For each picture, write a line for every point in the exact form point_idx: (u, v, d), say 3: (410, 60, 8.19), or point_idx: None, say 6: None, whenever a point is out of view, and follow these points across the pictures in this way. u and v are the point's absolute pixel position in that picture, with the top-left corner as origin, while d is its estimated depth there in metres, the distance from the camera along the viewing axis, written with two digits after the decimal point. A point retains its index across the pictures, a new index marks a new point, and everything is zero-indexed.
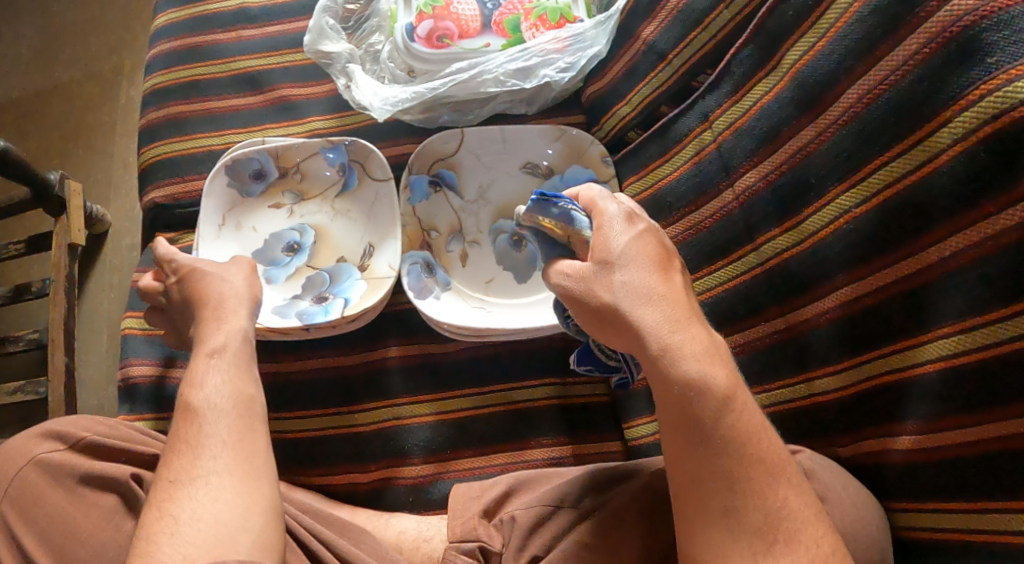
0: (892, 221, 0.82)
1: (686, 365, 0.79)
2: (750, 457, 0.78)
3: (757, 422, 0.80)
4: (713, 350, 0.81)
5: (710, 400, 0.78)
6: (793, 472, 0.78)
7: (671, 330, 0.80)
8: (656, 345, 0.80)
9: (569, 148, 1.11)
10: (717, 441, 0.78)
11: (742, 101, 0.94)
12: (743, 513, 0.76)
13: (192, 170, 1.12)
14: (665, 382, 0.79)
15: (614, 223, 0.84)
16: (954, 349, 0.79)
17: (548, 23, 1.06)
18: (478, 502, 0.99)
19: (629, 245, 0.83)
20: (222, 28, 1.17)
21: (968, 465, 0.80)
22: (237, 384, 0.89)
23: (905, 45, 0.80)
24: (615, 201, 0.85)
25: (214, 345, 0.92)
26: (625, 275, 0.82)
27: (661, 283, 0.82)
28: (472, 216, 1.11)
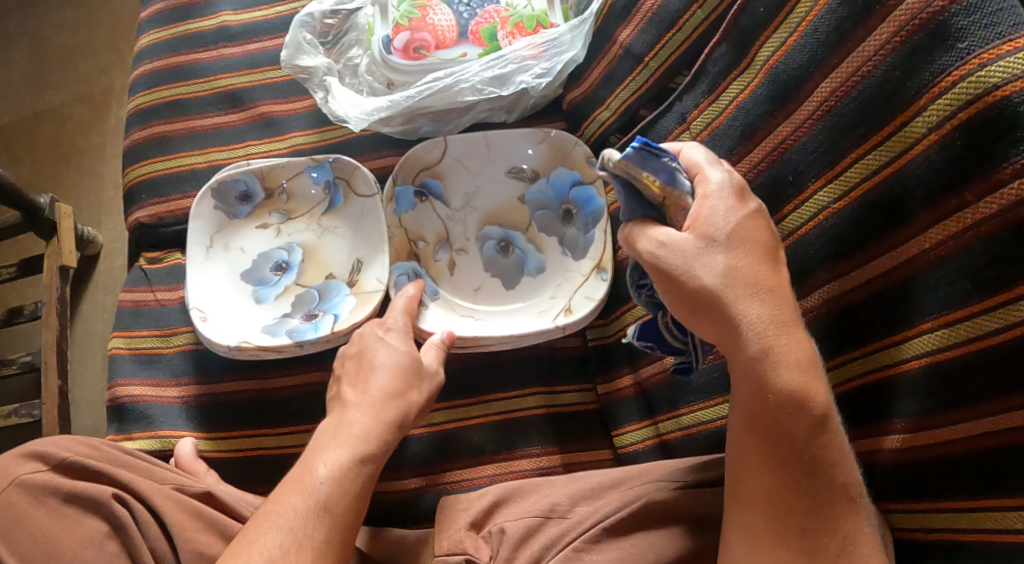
0: (872, 215, 0.80)
1: (785, 374, 0.75)
2: (837, 479, 0.75)
3: (844, 438, 0.76)
4: (816, 361, 0.76)
5: (807, 417, 0.75)
6: (869, 501, 0.76)
7: (773, 332, 0.76)
8: (756, 350, 0.75)
9: (553, 150, 1.10)
10: (808, 460, 0.75)
11: (719, 100, 0.93)
12: (819, 535, 0.74)
13: (176, 189, 1.13)
14: (760, 389, 0.75)
15: (721, 195, 0.78)
16: (941, 344, 0.77)
17: (525, 31, 1.07)
18: (466, 514, 0.95)
19: (736, 225, 0.78)
20: (204, 47, 1.18)
21: (960, 462, 0.78)
22: (360, 501, 0.82)
23: (876, 35, 0.79)
24: (725, 171, 0.80)
25: (364, 451, 0.84)
26: (728, 258, 0.77)
27: (765, 275, 0.77)
28: (459, 224, 1.11)
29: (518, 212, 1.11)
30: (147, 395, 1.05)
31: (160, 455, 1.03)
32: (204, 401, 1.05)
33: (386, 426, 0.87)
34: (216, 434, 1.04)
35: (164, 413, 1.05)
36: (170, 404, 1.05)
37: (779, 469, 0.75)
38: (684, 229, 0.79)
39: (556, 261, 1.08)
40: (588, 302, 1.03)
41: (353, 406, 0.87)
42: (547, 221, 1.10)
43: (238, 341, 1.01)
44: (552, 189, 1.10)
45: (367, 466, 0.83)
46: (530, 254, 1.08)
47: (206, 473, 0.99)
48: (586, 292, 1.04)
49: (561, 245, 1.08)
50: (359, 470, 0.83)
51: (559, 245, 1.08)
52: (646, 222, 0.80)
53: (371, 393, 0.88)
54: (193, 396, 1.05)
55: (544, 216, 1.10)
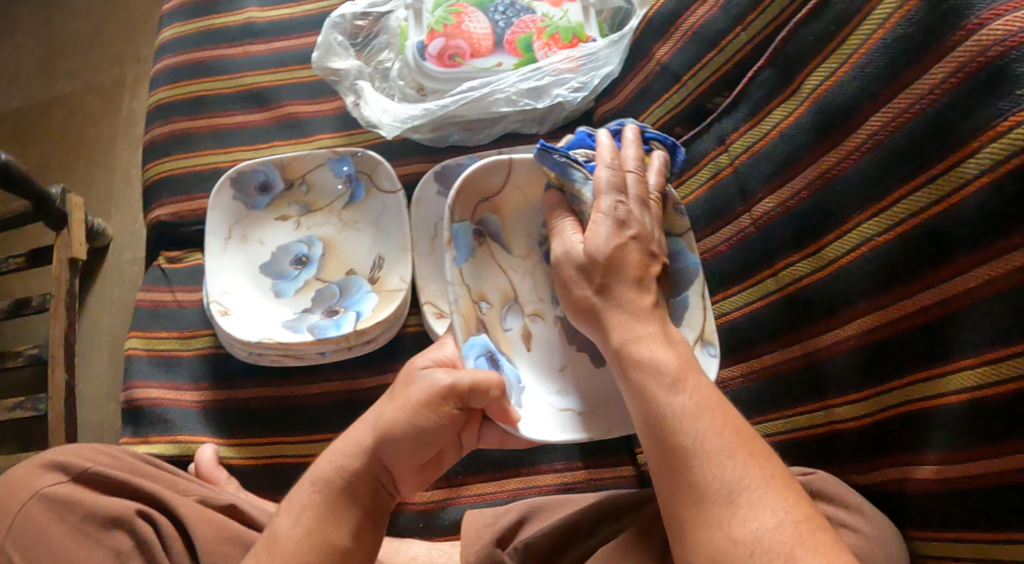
0: (915, 251, 0.81)
1: (639, 354, 0.78)
2: (708, 427, 0.73)
3: (712, 402, 0.75)
4: (671, 341, 0.79)
5: (660, 381, 0.76)
6: (755, 445, 0.73)
7: (627, 324, 0.80)
8: (618, 342, 0.79)
9: None
10: (672, 415, 0.74)
11: (761, 124, 0.93)
12: (702, 482, 0.71)
13: (198, 188, 1.11)
14: (624, 373, 0.78)
15: (601, 221, 0.83)
16: (979, 382, 0.78)
17: (561, 42, 1.06)
18: (493, 529, 0.96)
19: (609, 244, 0.82)
20: (230, 43, 1.15)
21: (991, 496, 0.79)
22: (326, 532, 0.79)
23: (931, 74, 0.79)
24: (610, 192, 0.84)
25: (318, 476, 0.82)
26: (603, 278, 0.82)
27: (625, 282, 0.81)
28: (528, 280, 0.97)
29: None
30: (165, 399, 1.04)
31: (178, 460, 1.03)
32: (224, 406, 1.04)
33: (349, 447, 0.83)
34: (236, 440, 1.03)
35: (183, 417, 1.03)
36: (189, 408, 1.04)
37: (655, 430, 0.75)
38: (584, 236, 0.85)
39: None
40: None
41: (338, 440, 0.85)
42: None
43: (259, 337, 1.00)
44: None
45: (320, 489, 0.81)
46: None
47: (228, 482, 0.99)
48: None
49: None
50: (310, 494, 0.80)
51: None
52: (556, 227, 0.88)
53: (345, 434, 0.85)
54: (212, 401, 1.04)
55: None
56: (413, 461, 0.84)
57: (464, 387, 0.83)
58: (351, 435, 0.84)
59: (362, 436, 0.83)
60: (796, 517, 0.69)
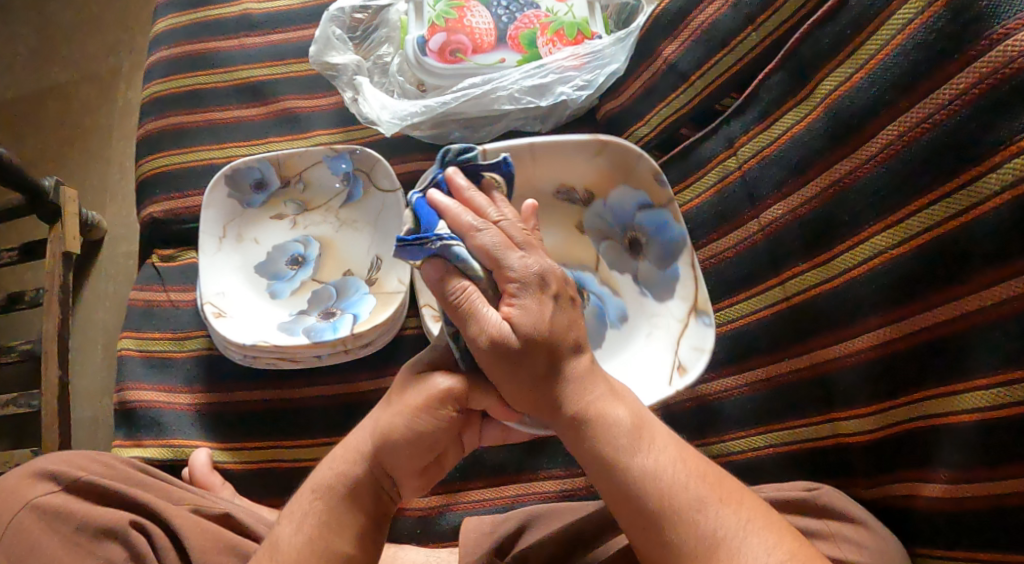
0: (931, 265, 0.78)
1: (592, 418, 0.74)
2: (676, 481, 0.72)
3: (673, 455, 0.74)
4: (618, 394, 0.76)
5: (619, 441, 0.74)
6: (726, 491, 0.73)
7: (572, 390, 0.75)
8: (571, 411, 0.75)
9: (614, 162, 0.97)
10: (638, 474, 0.72)
11: (772, 128, 0.90)
12: (682, 536, 0.71)
13: (193, 184, 1.08)
14: (579, 439, 0.75)
15: (523, 296, 0.75)
16: (994, 402, 0.76)
17: (565, 39, 1.02)
18: (491, 538, 0.94)
19: (537, 319, 0.75)
20: (225, 35, 1.12)
21: (1002, 517, 0.77)
22: (327, 543, 0.75)
23: (952, 84, 0.76)
24: (510, 251, 0.76)
25: (319, 484, 0.77)
26: (539, 355, 0.75)
27: (561, 354, 0.75)
28: None
29: (580, 245, 1.00)
30: (159, 401, 1.02)
31: (172, 464, 1.01)
32: (218, 409, 1.02)
33: (350, 453, 0.78)
34: (231, 444, 1.01)
35: (177, 420, 1.02)
36: (183, 411, 1.02)
37: (623, 493, 0.72)
38: (503, 309, 0.75)
39: (636, 304, 0.99)
40: (699, 355, 0.93)
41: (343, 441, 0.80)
42: (614, 254, 1.00)
43: (254, 340, 0.97)
44: (612, 213, 1.00)
45: (321, 497, 0.77)
46: (609, 300, 0.99)
47: (223, 487, 0.97)
48: (693, 342, 0.94)
49: (639, 283, 0.99)
50: (311, 502, 0.77)
51: (636, 284, 0.99)
52: (472, 306, 0.74)
53: (349, 437, 0.79)
54: (206, 404, 1.02)
55: (612, 248, 1.00)
56: (417, 466, 0.79)
57: (458, 390, 0.78)
58: (351, 439, 0.79)
59: (361, 440, 0.78)
60: (780, 557, 0.70)
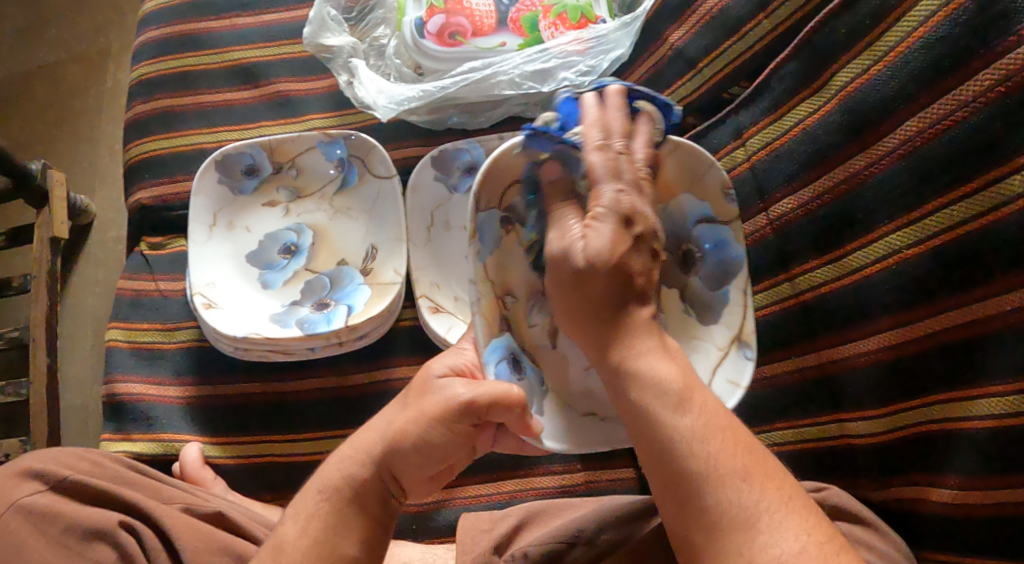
0: (947, 267, 0.75)
1: (642, 369, 0.72)
2: (718, 450, 0.68)
3: (720, 421, 0.70)
4: (671, 351, 0.74)
5: (664, 398, 0.70)
6: (769, 465, 0.68)
7: (624, 338, 0.74)
8: (620, 358, 0.73)
9: (683, 165, 0.87)
10: (678, 436, 0.69)
11: (783, 120, 0.87)
12: (718, 508, 0.66)
13: (182, 170, 1.05)
14: (624, 390, 0.73)
15: (602, 222, 0.76)
16: (1009, 409, 0.73)
17: (568, 23, 0.98)
18: (489, 536, 0.91)
19: (608, 249, 0.75)
20: (216, 15, 1.08)
21: (1014, 526, 0.74)
22: (336, 545, 0.71)
23: (976, 80, 0.72)
24: (611, 180, 0.78)
25: (327, 484, 0.73)
26: (600, 290, 0.75)
27: (622, 298, 0.75)
28: None
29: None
30: (148, 394, 0.99)
31: (163, 459, 0.99)
32: (209, 402, 0.99)
33: (358, 454, 0.75)
34: (222, 438, 0.98)
35: (167, 414, 0.99)
36: (174, 405, 0.99)
37: (661, 452, 0.69)
38: (584, 226, 0.77)
39: (680, 324, 0.88)
40: (734, 390, 0.85)
41: (346, 442, 0.76)
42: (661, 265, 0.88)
43: (245, 333, 0.94)
44: (668, 222, 0.88)
45: (327, 498, 0.73)
46: None
47: (215, 483, 0.95)
48: (730, 374, 0.85)
49: (683, 300, 0.88)
50: (317, 503, 0.72)
51: (680, 300, 0.88)
52: (559, 215, 0.79)
53: (355, 438, 0.76)
54: (197, 396, 0.99)
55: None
56: (424, 474, 0.76)
57: (482, 403, 0.75)
58: (359, 440, 0.75)
59: (370, 442, 0.75)
60: (819, 538, 0.65)
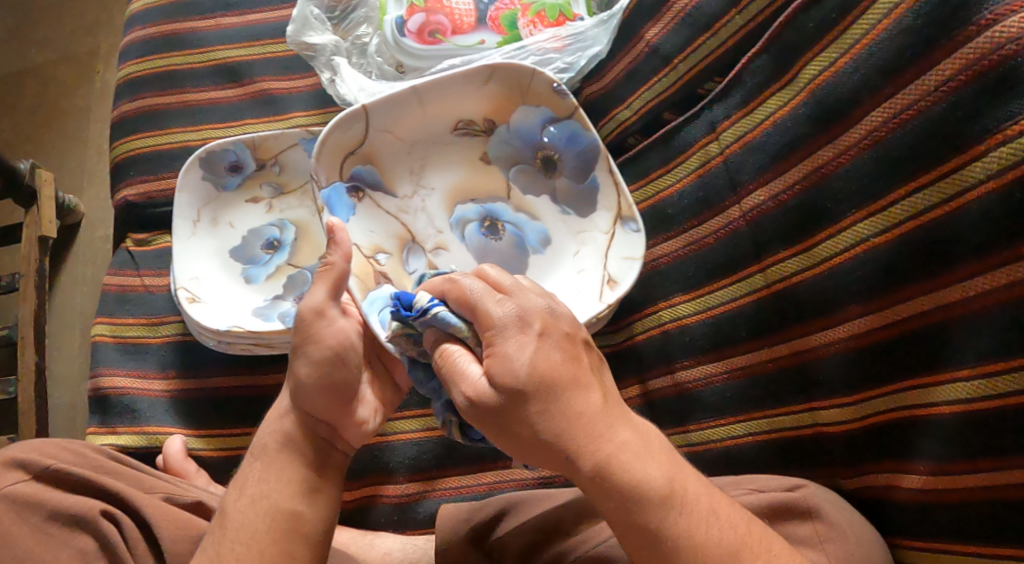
0: (913, 254, 0.77)
1: (619, 475, 0.68)
2: (709, 541, 0.68)
3: (704, 507, 0.69)
4: (644, 440, 0.70)
5: (647, 502, 0.68)
6: (757, 546, 0.69)
7: (591, 444, 0.68)
8: (589, 468, 0.68)
9: (506, 84, 0.93)
10: (666, 536, 0.68)
11: (754, 113, 0.88)
12: None
13: (167, 167, 1.06)
14: (604, 499, 0.68)
15: (508, 339, 0.69)
16: (974, 395, 0.74)
17: (547, 20, 1.00)
18: (468, 526, 0.92)
19: (534, 364, 0.68)
20: (202, 15, 1.10)
21: (982, 511, 0.76)
22: (273, 494, 0.77)
23: (938, 70, 0.74)
24: (492, 295, 0.71)
25: (256, 446, 0.81)
26: (543, 403, 0.68)
27: (577, 402, 0.69)
28: (421, 217, 0.95)
29: (488, 177, 0.97)
30: (134, 387, 1.01)
31: (147, 451, 1.00)
32: (192, 395, 1.00)
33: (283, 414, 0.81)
34: (206, 430, 1.00)
35: (151, 407, 1.00)
36: (158, 398, 1.01)
37: (652, 553, 0.68)
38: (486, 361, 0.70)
39: (557, 224, 0.96)
40: (631, 263, 0.92)
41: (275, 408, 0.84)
42: (525, 179, 0.97)
43: (228, 326, 0.95)
44: (518, 138, 0.96)
45: (261, 459, 0.80)
46: (526, 226, 0.96)
47: (198, 475, 0.96)
48: (624, 251, 0.93)
49: (558, 202, 0.96)
50: (250, 465, 0.80)
51: (554, 203, 0.96)
52: (457, 365, 0.71)
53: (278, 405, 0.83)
54: (181, 390, 1.01)
55: (522, 171, 0.97)
56: (345, 408, 0.81)
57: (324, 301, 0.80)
58: (279, 404, 0.83)
59: (287, 403, 0.82)
60: None
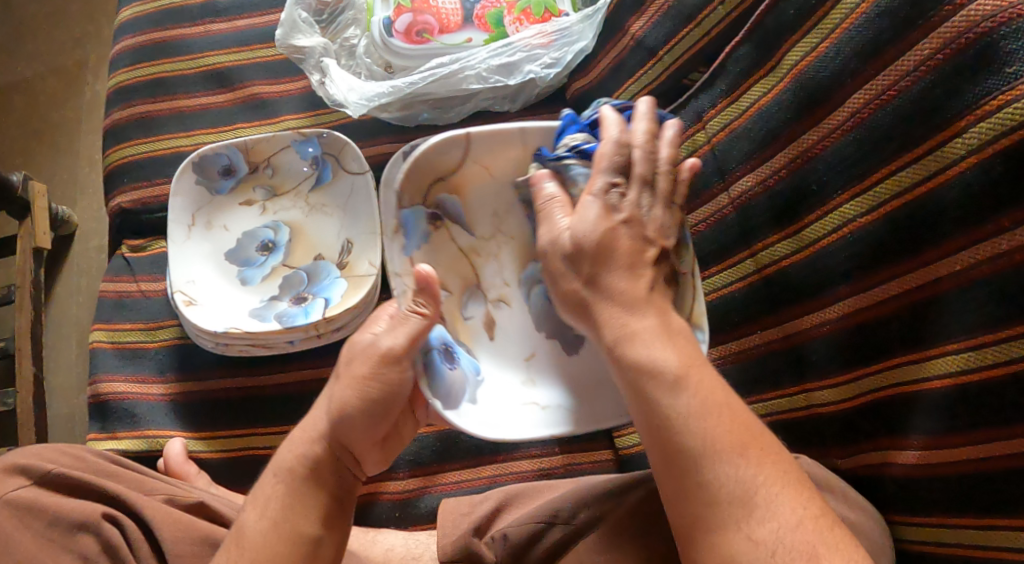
0: (899, 232, 0.78)
1: (638, 349, 0.71)
2: (714, 429, 0.68)
3: (719, 400, 0.70)
4: (673, 330, 0.73)
5: (660, 378, 0.70)
6: (768, 438, 0.69)
7: (620, 314, 0.73)
8: (614, 335, 0.73)
9: None
10: (673, 414, 0.69)
11: (739, 101, 0.90)
12: (714, 484, 0.67)
13: (160, 173, 1.07)
14: (622, 369, 0.72)
15: (590, 205, 0.74)
16: (963, 367, 0.75)
17: (532, 17, 1.02)
18: (469, 519, 0.93)
19: (596, 236, 0.73)
20: (191, 22, 1.11)
21: (974, 483, 0.77)
22: (295, 522, 0.75)
23: (916, 50, 0.76)
24: (611, 171, 0.75)
25: (281, 465, 0.78)
26: (589, 267, 0.74)
27: (615, 275, 0.73)
28: (492, 262, 0.87)
29: None
30: (132, 392, 1.01)
31: (148, 456, 1.00)
32: (191, 399, 1.01)
33: (308, 434, 0.78)
34: (205, 433, 1.00)
35: (151, 411, 1.01)
36: (156, 403, 1.01)
37: (656, 432, 0.70)
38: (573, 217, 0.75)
39: None
40: None
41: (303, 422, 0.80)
42: None
43: (225, 328, 0.96)
44: None
45: (282, 479, 0.77)
46: None
47: (198, 477, 0.97)
48: None
49: None
50: (274, 484, 0.77)
51: None
52: (548, 210, 0.77)
53: (306, 422, 0.80)
54: (180, 394, 1.01)
55: None
56: (373, 437, 0.79)
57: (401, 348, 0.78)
58: (307, 423, 0.79)
59: (318, 424, 0.78)
60: (814, 510, 0.66)
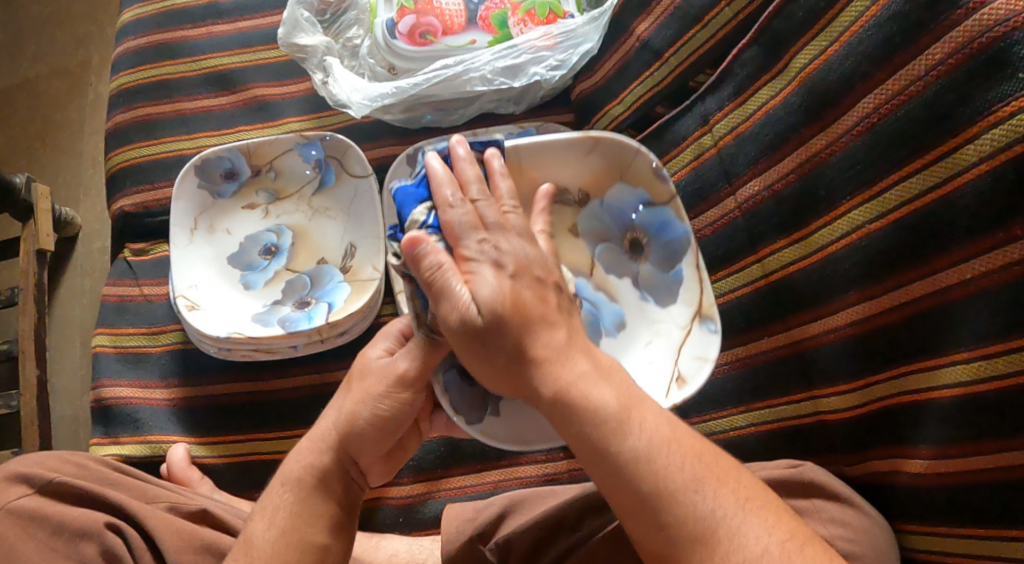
0: (909, 239, 0.77)
1: (575, 397, 0.69)
2: (665, 467, 0.67)
3: (665, 435, 0.68)
4: (605, 370, 0.71)
5: (603, 424, 0.68)
6: (722, 469, 0.68)
7: (550, 367, 0.70)
8: (549, 391, 0.70)
9: (607, 159, 0.90)
10: (624, 458, 0.67)
11: (746, 104, 0.88)
12: (677, 523, 0.66)
13: (162, 176, 1.06)
14: (563, 423, 0.69)
15: (480, 276, 0.71)
16: (974, 377, 0.74)
17: (537, 18, 1.00)
18: (473, 526, 0.92)
19: (499, 296, 0.70)
20: (193, 24, 1.10)
21: (984, 493, 0.76)
22: (303, 532, 0.75)
23: (928, 54, 0.75)
24: (475, 230, 0.73)
25: (290, 475, 0.77)
26: (507, 328, 0.70)
27: (538, 327, 0.71)
28: None
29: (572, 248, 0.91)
30: (136, 397, 1.01)
31: (152, 460, 1.00)
32: (194, 403, 1.01)
33: (314, 444, 0.78)
34: (208, 438, 1.00)
35: (154, 416, 1.00)
36: (160, 407, 1.01)
37: (609, 480, 0.68)
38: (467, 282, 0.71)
39: (636, 310, 0.91)
40: (701, 365, 0.87)
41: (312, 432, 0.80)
42: (610, 256, 0.92)
43: (228, 332, 0.96)
44: (610, 215, 0.91)
45: (291, 489, 0.76)
46: (603, 308, 0.90)
47: (201, 482, 0.96)
48: (696, 350, 0.88)
49: (639, 287, 0.91)
50: (281, 494, 0.76)
51: (635, 288, 0.91)
52: (442, 283, 0.71)
53: (314, 432, 0.79)
54: (184, 398, 1.01)
55: (608, 250, 0.92)
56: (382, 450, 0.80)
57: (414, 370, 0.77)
58: (316, 433, 0.79)
59: (327, 435, 0.78)
60: (780, 536, 0.66)
